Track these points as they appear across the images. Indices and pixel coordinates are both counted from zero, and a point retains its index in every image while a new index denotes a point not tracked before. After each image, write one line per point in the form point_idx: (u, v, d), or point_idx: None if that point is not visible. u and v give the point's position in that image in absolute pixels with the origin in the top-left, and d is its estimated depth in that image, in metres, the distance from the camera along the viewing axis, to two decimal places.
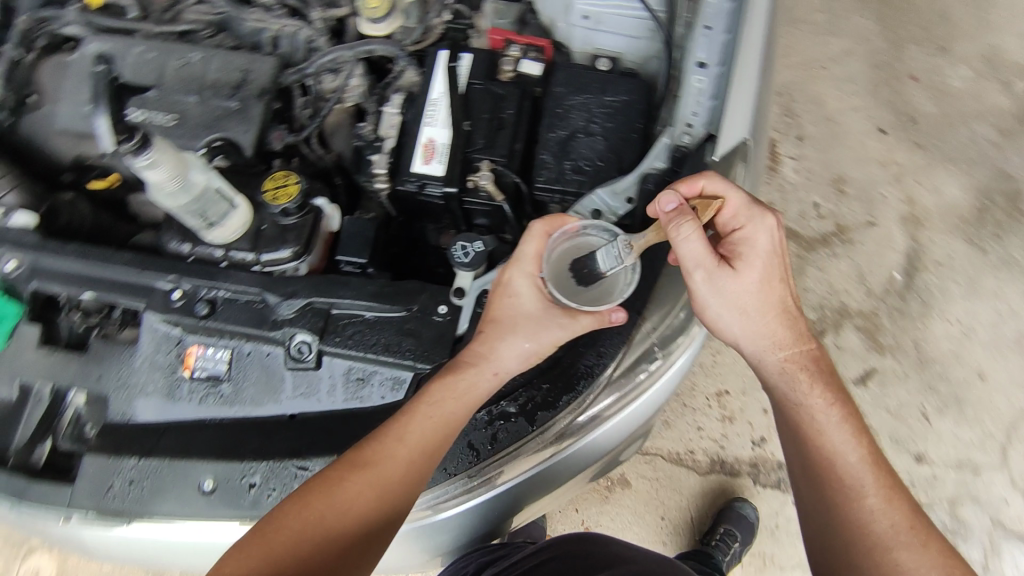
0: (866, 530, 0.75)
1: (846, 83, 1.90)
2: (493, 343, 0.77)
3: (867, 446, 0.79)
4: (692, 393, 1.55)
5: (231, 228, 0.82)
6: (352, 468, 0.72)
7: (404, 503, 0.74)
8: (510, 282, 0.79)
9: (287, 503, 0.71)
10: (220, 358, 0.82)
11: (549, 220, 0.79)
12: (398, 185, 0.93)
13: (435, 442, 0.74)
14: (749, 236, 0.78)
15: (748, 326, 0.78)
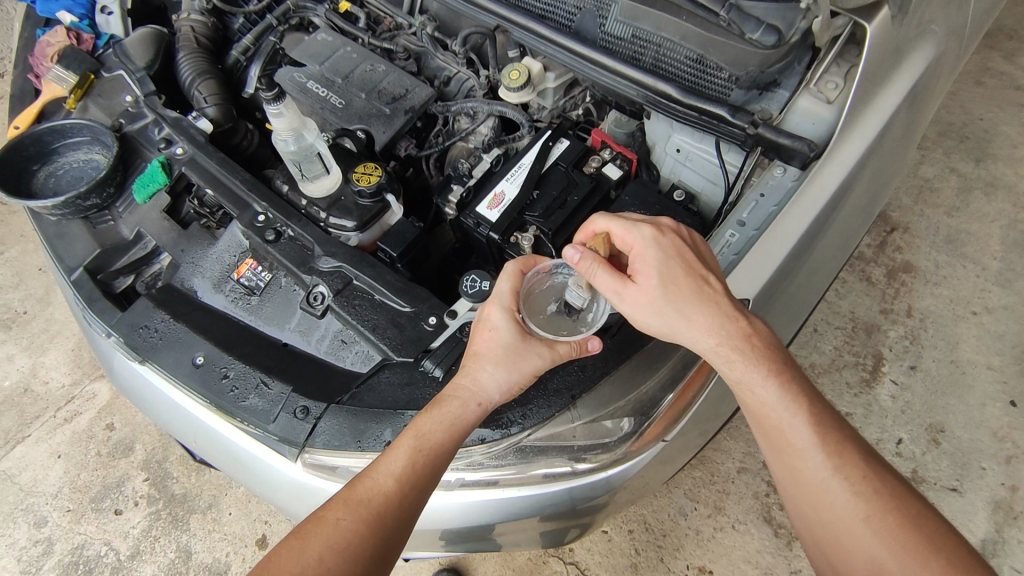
0: (842, 538, 0.76)
1: (992, 338, 1.77)
2: (473, 372, 0.84)
3: (851, 462, 0.78)
4: (676, 555, 1.65)
5: (320, 186, 1.05)
6: (342, 506, 0.76)
7: (398, 537, 0.76)
8: (486, 317, 0.87)
9: (285, 540, 0.74)
10: (263, 277, 1.03)
11: (522, 260, 0.91)
12: (461, 216, 1.09)
13: (422, 474, 0.78)
14: (642, 250, 0.83)
15: (693, 337, 0.81)
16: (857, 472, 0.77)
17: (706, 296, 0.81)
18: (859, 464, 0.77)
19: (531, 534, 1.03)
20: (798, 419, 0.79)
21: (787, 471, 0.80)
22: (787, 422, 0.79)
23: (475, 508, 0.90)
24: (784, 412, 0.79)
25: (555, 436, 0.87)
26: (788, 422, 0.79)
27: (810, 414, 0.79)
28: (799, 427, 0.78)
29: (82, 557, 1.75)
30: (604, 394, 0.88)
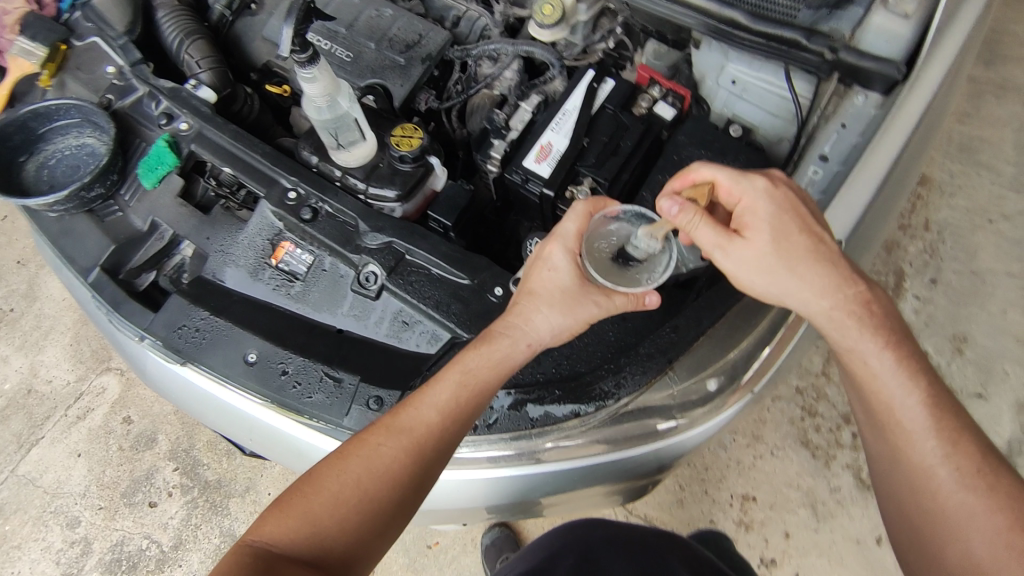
0: (951, 534, 0.73)
1: (1011, 244, 1.78)
2: (527, 313, 0.81)
3: (966, 451, 0.75)
4: (720, 486, 1.70)
5: (355, 155, 0.95)
6: (384, 432, 0.77)
7: (435, 467, 0.79)
8: (547, 255, 0.83)
9: (327, 460, 0.77)
10: (304, 260, 0.95)
11: (594, 201, 0.86)
12: (507, 173, 1.01)
13: (464, 409, 0.79)
14: (753, 203, 0.78)
15: (798, 298, 0.77)
16: (965, 466, 0.74)
17: (818, 258, 0.76)
18: (971, 456, 0.74)
19: (594, 498, 1.02)
20: (912, 398, 0.76)
21: (889, 451, 0.79)
22: (898, 401, 0.76)
23: (562, 477, 0.88)
24: (894, 392, 0.76)
25: (651, 404, 0.84)
26: (898, 400, 0.76)
27: (924, 398, 0.76)
28: (911, 408, 0.76)
29: (123, 553, 1.72)
30: (700, 355, 0.85)
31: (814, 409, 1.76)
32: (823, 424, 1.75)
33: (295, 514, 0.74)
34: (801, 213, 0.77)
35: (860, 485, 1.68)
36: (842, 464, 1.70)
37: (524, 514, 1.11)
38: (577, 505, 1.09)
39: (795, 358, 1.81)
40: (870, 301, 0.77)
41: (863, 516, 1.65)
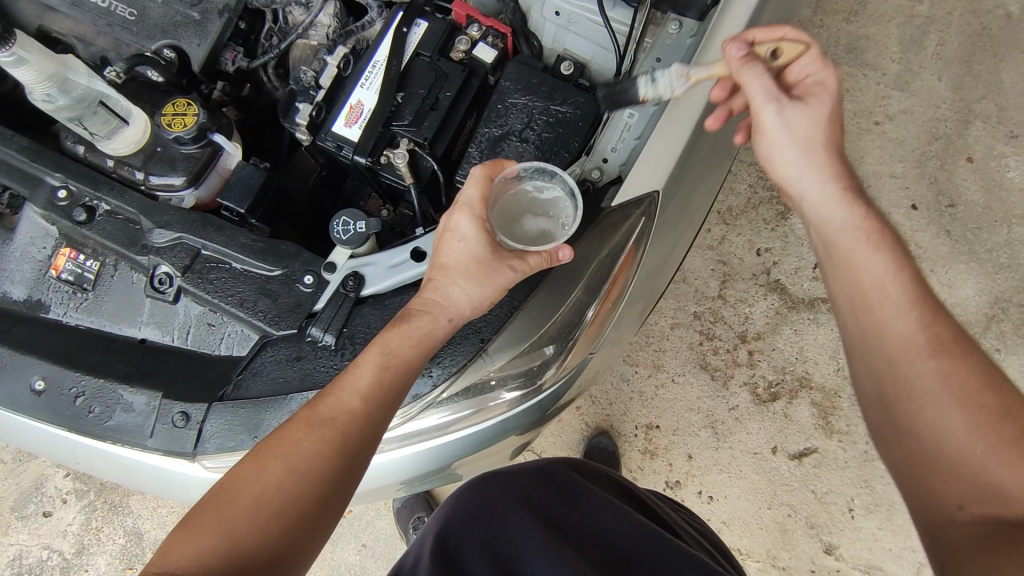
0: (929, 418, 0.62)
1: (896, 145, 1.63)
2: (443, 286, 0.73)
3: (946, 329, 0.65)
4: (624, 418, 1.64)
5: (123, 142, 0.82)
6: (305, 426, 0.66)
7: (368, 457, 0.68)
8: (454, 224, 0.75)
9: (241, 465, 0.65)
10: (91, 267, 0.83)
11: (490, 164, 0.75)
12: (317, 140, 0.90)
13: (391, 392, 0.69)
14: (823, 76, 0.75)
15: (804, 163, 0.74)
16: (974, 391, 0.61)
17: (835, 143, 0.74)
18: (978, 388, 0.61)
19: (496, 454, 1.00)
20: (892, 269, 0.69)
21: (884, 381, 0.68)
22: (876, 307, 0.68)
23: (412, 460, 0.84)
24: (876, 296, 0.68)
25: (470, 386, 0.78)
26: (879, 304, 0.67)
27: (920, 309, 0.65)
28: (902, 314, 0.66)
29: (24, 566, 1.65)
30: (520, 327, 0.77)
31: (711, 332, 1.65)
32: (720, 344, 1.64)
33: (207, 532, 0.61)
34: (840, 86, 0.75)
35: (758, 400, 1.60)
36: (739, 382, 1.62)
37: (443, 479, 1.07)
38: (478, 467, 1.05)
39: (692, 283, 1.68)
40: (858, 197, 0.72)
41: (759, 429, 1.59)
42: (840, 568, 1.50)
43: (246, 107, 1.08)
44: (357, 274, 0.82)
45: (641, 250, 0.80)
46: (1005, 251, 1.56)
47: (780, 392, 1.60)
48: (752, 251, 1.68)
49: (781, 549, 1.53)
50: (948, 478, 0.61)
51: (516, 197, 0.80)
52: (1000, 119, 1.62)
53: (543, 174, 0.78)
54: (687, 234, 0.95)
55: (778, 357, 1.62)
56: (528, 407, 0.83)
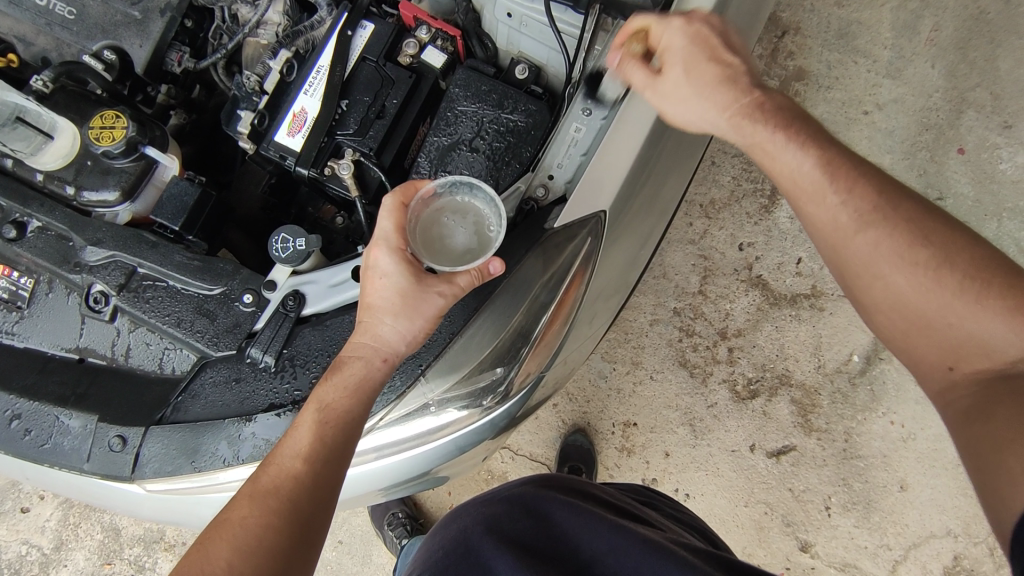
0: (954, 345, 0.61)
1: (885, 135, 1.58)
2: (372, 326, 0.71)
3: (929, 243, 0.63)
4: (602, 415, 1.62)
5: (55, 154, 0.79)
6: (248, 501, 0.64)
7: (320, 518, 0.65)
8: (374, 259, 0.72)
9: (185, 559, 0.61)
10: (25, 285, 0.80)
11: (401, 191, 0.73)
12: (260, 150, 0.87)
13: (334, 448, 0.67)
14: (669, 40, 0.72)
15: (689, 113, 0.72)
16: (989, 286, 0.60)
17: (723, 83, 0.70)
18: (984, 283, 0.60)
19: (472, 459, 0.97)
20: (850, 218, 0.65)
21: (898, 313, 0.65)
22: (855, 238, 0.65)
23: (365, 479, 0.82)
24: (853, 227, 0.65)
25: (412, 412, 0.76)
26: (859, 237, 0.65)
27: (899, 221, 0.64)
28: (887, 235, 0.64)
29: (4, 560, 1.66)
30: (457, 355, 0.75)
31: (691, 329, 1.61)
32: (700, 342, 1.61)
33: None
34: (712, 41, 0.71)
35: (736, 396, 1.58)
36: (718, 378, 1.59)
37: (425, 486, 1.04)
38: (445, 476, 1.03)
39: (672, 278, 1.64)
40: (774, 115, 0.69)
41: (738, 427, 1.57)
42: (815, 564, 1.50)
43: (195, 109, 1.04)
44: (296, 294, 0.79)
45: (589, 270, 0.77)
46: (992, 246, 1.52)
47: (760, 389, 1.57)
48: (732, 246, 1.63)
49: (755, 545, 1.52)
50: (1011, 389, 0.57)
51: (432, 219, 0.76)
52: (993, 109, 1.55)
53: (461, 187, 0.76)
54: (656, 230, 0.91)
55: (757, 354, 1.58)
56: (484, 426, 0.79)
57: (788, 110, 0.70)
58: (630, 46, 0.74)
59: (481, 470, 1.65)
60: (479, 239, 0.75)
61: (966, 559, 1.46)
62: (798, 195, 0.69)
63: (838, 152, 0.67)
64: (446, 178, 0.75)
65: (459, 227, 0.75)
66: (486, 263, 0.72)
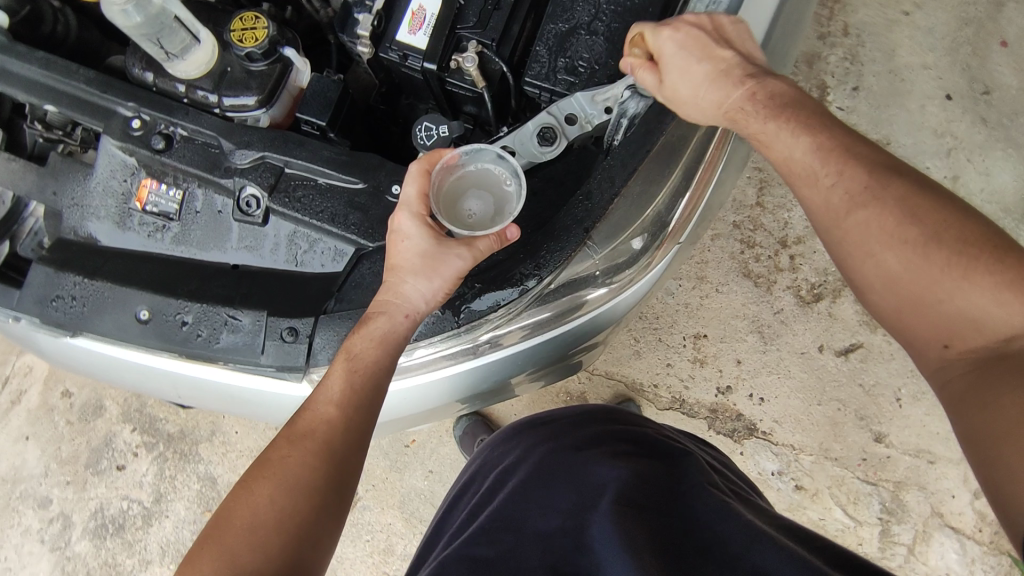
0: (972, 322, 0.58)
1: (928, 34, 1.59)
2: (395, 285, 0.73)
3: (922, 205, 0.61)
4: (671, 328, 1.64)
5: (194, 63, 0.80)
6: (286, 442, 0.67)
7: (355, 458, 0.68)
8: (396, 223, 0.74)
9: (232, 493, 0.65)
10: (174, 196, 0.83)
11: (427, 156, 0.75)
12: (381, 52, 0.89)
13: (363, 395, 0.70)
14: (662, 46, 0.75)
15: (700, 109, 0.75)
16: (979, 260, 0.58)
17: (721, 76, 0.74)
18: (984, 256, 0.58)
19: (563, 365, 1.01)
20: (834, 184, 0.66)
21: (892, 292, 0.62)
22: (847, 218, 0.64)
23: (508, 361, 0.84)
24: (845, 207, 0.65)
25: (577, 277, 0.77)
26: (850, 217, 0.64)
27: (893, 202, 0.62)
28: (875, 214, 0.63)
29: (107, 518, 1.70)
30: (620, 217, 0.77)
31: (751, 240, 1.64)
32: (761, 252, 1.64)
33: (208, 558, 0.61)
34: (705, 40, 0.75)
35: (801, 301, 1.62)
36: (782, 286, 1.62)
37: (495, 399, 1.03)
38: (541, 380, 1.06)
39: None
40: (765, 105, 0.71)
41: (805, 329, 1.61)
42: (890, 454, 1.54)
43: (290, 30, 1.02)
44: None
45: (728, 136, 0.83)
46: None
47: (824, 292, 1.61)
48: None
49: (832, 441, 1.57)
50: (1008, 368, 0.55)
51: (452, 188, 0.78)
52: None
53: (481, 153, 0.77)
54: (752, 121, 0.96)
55: (818, 259, 1.63)
56: (618, 300, 0.83)
57: (786, 97, 0.71)
58: (632, 52, 0.78)
59: (560, 391, 1.64)
60: (497, 200, 0.77)
61: None
62: (796, 182, 0.69)
63: (832, 132, 0.68)
64: (467, 146, 0.76)
65: (477, 196, 0.77)
66: (503, 229, 0.74)
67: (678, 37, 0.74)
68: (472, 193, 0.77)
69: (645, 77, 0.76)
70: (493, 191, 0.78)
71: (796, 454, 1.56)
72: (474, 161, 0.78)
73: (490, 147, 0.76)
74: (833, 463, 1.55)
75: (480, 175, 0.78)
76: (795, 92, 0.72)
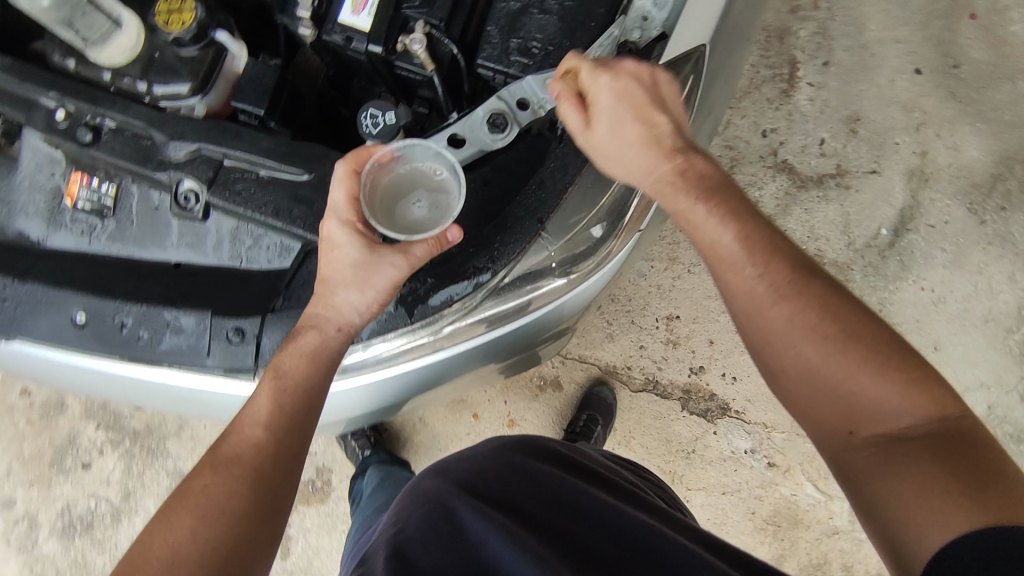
0: (878, 412, 0.58)
1: (900, 8, 1.57)
2: (327, 297, 0.70)
3: (842, 308, 0.61)
4: (643, 310, 1.63)
5: (118, 49, 0.74)
6: (211, 470, 0.65)
7: (285, 483, 0.67)
8: (326, 232, 0.71)
9: (148, 530, 0.62)
10: (107, 192, 0.79)
11: (352, 159, 0.71)
12: (324, 34, 0.84)
13: (293, 415, 0.68)
14: (597, 95, 0.69)
15: (621, 168, 0.71)
16: (890, 356, 0.59)
17: (646, 143, 0.69)
18: (894, 358, 0.59)
19: (538, 349, 0.99)
20: (756, 270, 0.64)
21: (805, 381, 0.62)
22: (772, 308, 0.63)
23: (469, 355, 0.81)
24: (770, 297, 0.63)
25: (534, 271, 0.74)
26: (775, 308, 0.62)
27: (814, 299, 0.62)
28: (799, 309, 0.61)
29: (73, 516, 1.66)
30: (574, 205, 0.74)
31: None
32: None
33: None
34: (642, 98, 0.69)
35: None
36: None
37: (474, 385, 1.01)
38: (519, 365, 1.04)
39: None
40: (693, 183, 0.68)
41: None
42: None
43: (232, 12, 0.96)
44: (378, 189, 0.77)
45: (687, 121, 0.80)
46: (1009, 107, 1.53)
47: None
48: (756, 133, 1.56)
49: None
50: (905, 452, 0.56)
51: (385, 188, 0.76)
52: None
53: (413, 149, 0.74)
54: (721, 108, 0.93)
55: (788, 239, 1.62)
56: (582, 289, 0.79)
57: (710, 178, 0.69)
58: (565, 86, 0.71)
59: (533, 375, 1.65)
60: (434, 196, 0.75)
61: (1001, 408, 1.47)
62: (717, 264, 0.67)
63: (759, 224, 0.66)
64: (397, 143, 0.73)
65: (413, 193, 0.75)
66: (444, 231, 0.71)
67: (611, 88, 0.68)
68: (411, 190, 0.76)
69: (570, 121, 0.71)
70: (428, 188, 0.75)
71: (767, 432, 1.57)
72: (407, 160, 0.75)
73: (423, 144, 0.73)
74: (804, 441, 1.56)
75: (415, 172, 0.76)
76: (723, 177, 0.70)
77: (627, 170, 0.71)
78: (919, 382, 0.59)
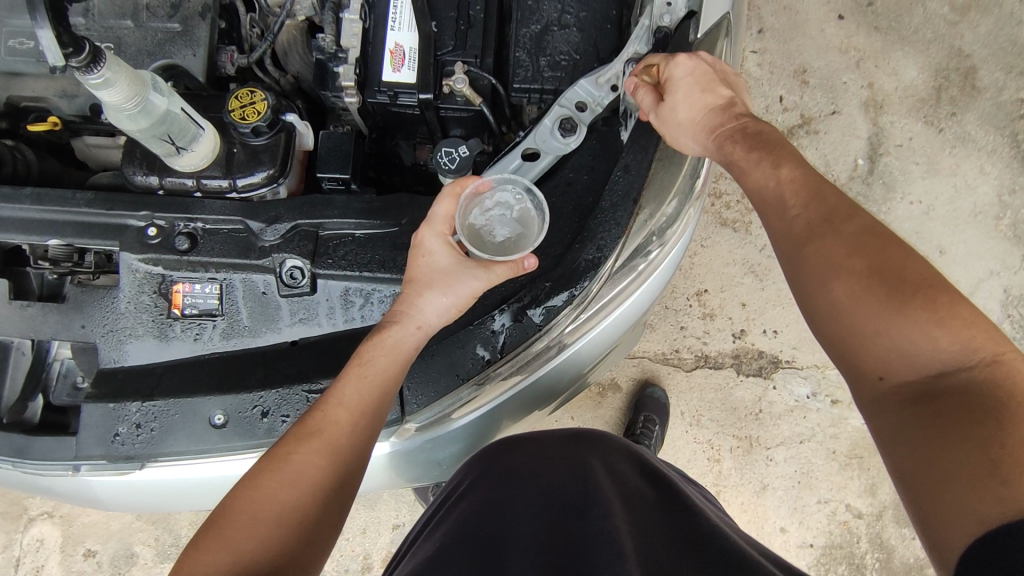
0: (907, 356, 0.59)
1: None
2: (412, 299, 0.73)
3: (869, 238, 0.63)
4: (673, 293, 1.58)
5: (200, 154, 0.78)
6: (294, 441, 0.66)
7: (359, 463, 0.68)
8: (421, 239, 0.74)
9: (240, 488, 0.64)
10: (211, 292, 0.79)
11: (458, 182, 0.75)
12: (370, 97, 0.90)
13: (373, 400, 0.70)
14: (672, 73, 0.77)
15: (682, 138, 0.78)
16: (917, 299, 0.59)
17: (714, 112, 0.76)
18: (917, 298, 0.59)
19: (626, 339, 1.03)
20: (798, 210, 0.68)
21: (835, 321, 0.63)
22: (805, 246, 0.66)
23: (589, 350, 0.83)
24: (804, 235, 0.66)
25: (638, 248, 0.78)
26: (808, 246, 0.65)
27: (847, 236, 0.64)
28: (828, 245, 0.64)
29: None
30: (659, 182, 0.79)
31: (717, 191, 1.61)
32: (730, 199, 1.61)
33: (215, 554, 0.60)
34: (710, 76, 0.77)
35: None
36: (759, 223, 1.60)
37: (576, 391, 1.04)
38: (611, 360, 1.08)
39: None
40: (751, 138, 0.73)
41: None
42: None
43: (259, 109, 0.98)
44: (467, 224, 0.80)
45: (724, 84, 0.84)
46: (927, 28, 1.65)
47: None
48: None
49: None
50: (936, 406, 0.57)
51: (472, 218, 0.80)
52: None
53: (503, 185, 0.79)
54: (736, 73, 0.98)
55: None
56: (673, 259, 0.85)
57: (768, 135, 0.73)
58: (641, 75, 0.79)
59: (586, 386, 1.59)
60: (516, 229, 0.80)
61: (1015, 289, 1.56)
62: (766, 210, 0.71)
63: (805, 170, 0.70)
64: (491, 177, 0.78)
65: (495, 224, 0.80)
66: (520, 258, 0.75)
67: (687, 68, 0.77)
68: (495, 219, 0.80)
69: (644, 101, 0.78)
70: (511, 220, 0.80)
71: (821, 371, 1.53)
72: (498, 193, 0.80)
73: (516, 181, 0.79)
74: None
75: (501, 207, 0.80)
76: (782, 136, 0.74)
77: (694, 139, 0.77)
78: (953, 324, 0.58)
